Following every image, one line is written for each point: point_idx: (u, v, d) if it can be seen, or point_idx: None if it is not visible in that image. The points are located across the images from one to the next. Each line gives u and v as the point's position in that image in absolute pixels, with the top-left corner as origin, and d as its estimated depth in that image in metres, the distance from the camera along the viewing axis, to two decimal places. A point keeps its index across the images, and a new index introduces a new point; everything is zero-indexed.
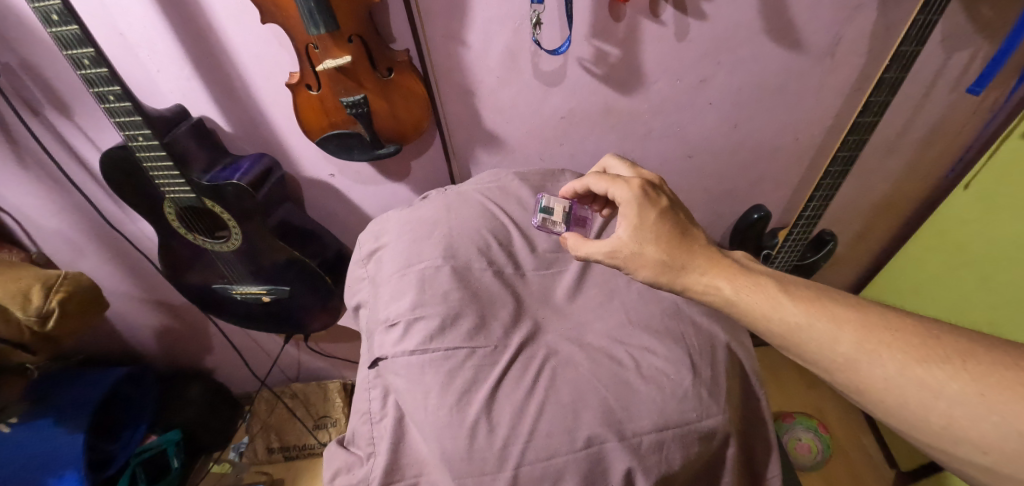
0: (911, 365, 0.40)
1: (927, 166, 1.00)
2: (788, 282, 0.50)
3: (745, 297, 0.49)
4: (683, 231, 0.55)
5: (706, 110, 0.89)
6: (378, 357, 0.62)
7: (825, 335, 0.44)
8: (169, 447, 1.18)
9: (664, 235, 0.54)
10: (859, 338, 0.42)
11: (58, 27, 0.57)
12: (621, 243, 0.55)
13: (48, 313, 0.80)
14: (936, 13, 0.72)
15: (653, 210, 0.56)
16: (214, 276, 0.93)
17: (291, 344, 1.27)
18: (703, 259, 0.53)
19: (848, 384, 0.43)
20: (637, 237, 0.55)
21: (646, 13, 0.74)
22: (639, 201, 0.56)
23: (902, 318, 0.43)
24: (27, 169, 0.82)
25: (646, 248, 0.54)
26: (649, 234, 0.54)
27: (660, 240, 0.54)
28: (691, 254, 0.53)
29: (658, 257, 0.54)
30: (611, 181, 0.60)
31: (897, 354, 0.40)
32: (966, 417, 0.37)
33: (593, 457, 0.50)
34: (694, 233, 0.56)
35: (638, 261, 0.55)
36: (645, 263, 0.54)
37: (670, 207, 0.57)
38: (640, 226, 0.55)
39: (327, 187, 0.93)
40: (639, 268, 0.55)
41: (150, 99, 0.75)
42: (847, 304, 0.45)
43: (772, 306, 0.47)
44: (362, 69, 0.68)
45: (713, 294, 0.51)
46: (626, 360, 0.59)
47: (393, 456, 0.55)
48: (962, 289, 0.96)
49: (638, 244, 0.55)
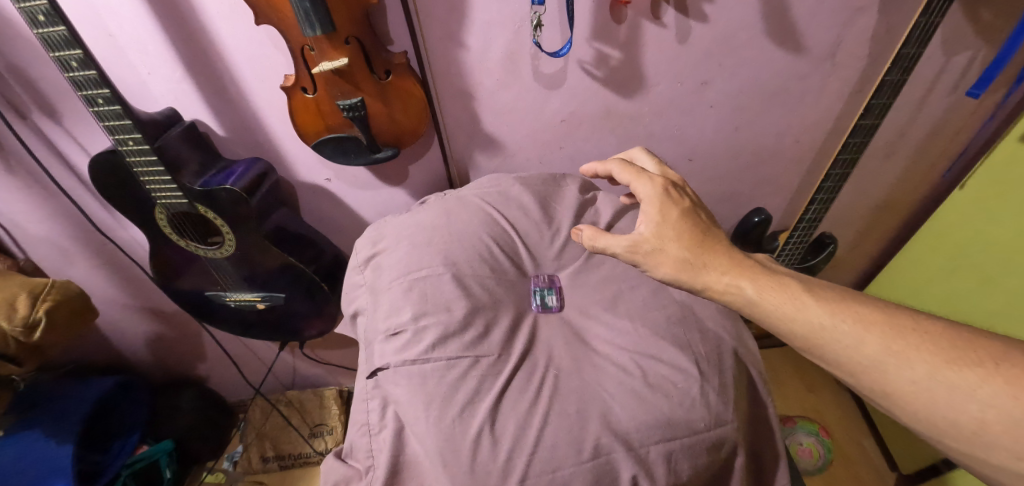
0: (942, 367, 0.39)
1: (927, 168, 1.00)
2: (811, 282, 0.48)
3: (769, 296, 0.47)
4: (704, 230, 0.53)
5: (707, 113, 0.88)
6: (377, 367, 0.60)
7: (851, 337, 0.42)
8: (161, 458, 1.15)
9: (685, 233, 0.53)
10: (886, 340, 0.41)
11: (45, 28, 0.55)
12: (641, 240, 0.53)
13: (34, 323, 0.78)
14: (939, 15, 0.71)
15: (677, 209, 0.54)
16: (207, 283, 0.91)
17: (287, 351, 1.25)
18: (725, 258, 0.51)
19: (873, 388, 0.42)
20: (659, 234, 0.53)
21: (646, 15, 0.73)
22: (661, 199, 0.55)
23: (929, 320, 0.42)
24: (14, 174, 0.79)
25: (668, 245, 0.52)
26: (671, 231, 0.53)
27: (681, 238, 0.52)
28: (712, 253, 0.51)
29: (679, 255, 0.52)
30: (635, 174, 0.58)
31: (926, 357, 0.40)
32: (1001, 421, 0.36)
33: (600, 469, 0.49)
34: (716, 233, 0.54)
35: (657, 258, 0.53)
36: (666, 261, 0.52)
37: (692, 207, 0.55)
38: (661, 223, 0.53)
39: (323, 192, 0.92)
40: (657, 266, 0.53)
41: (140, 103, 0.73)
42: (873, 305, 0.44)
43: (796, 307, 0.45)
44: (358, 70, 0.66)
45: (734, 294, 0.49)
46: (632, 367, 0.57)
47: (393, 470, 0.53)
48: (961, 291, 0.96)
49: (659, 241, 0.53)
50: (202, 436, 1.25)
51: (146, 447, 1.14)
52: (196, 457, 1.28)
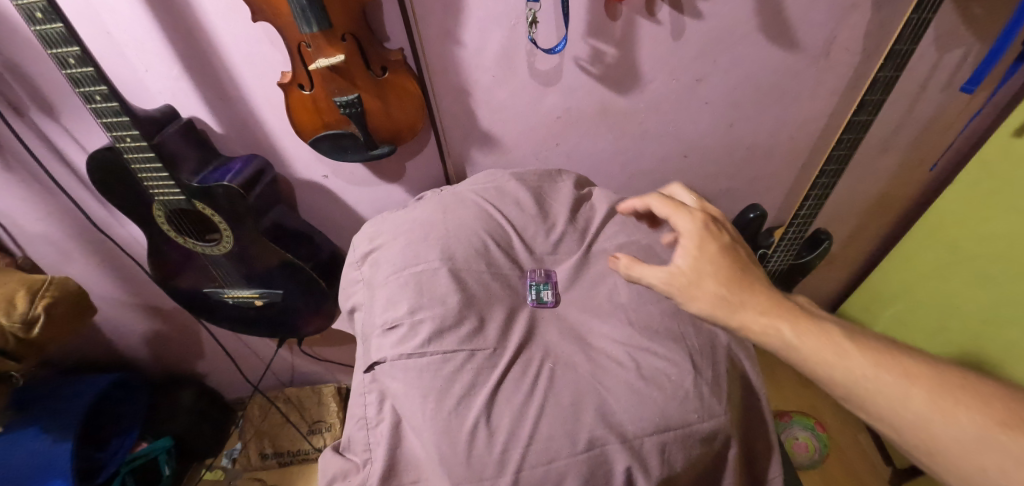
0: (989, 428, 0.40)
1: (920, 165, 1.01)
2: (853, 330, 0.48)
3: (811, 341, 0.47)
4: (743, 268, 0.52)
5: (702, 109, 0.89)
6: (374, 361, 0.61)
7: (897, 392, 0.43)
8: (160, 455, 1.15)
9: (723, 270, 0.52)
10: (931, 397, 0.42)
11: (42, 25, 0.56)
12: (677, 272, 0.53)
13: (33, 320, 0.78)
14: (931, 12, 0.71)
15: (716, 246, 0.53)
16: (205, 280, 0.91)
17: (285, 348, 1.25)
18: (764, 298, 0.50)
19: (916, 443, 0.42)
20: (696, 268, 0.52)
21: (642, 12, 0.74)
22: (700, 234, 0.54)
23: (974, 380, 0.43)
24: (11, 172, 0.80)
25: (705, 280, 0.52)
26: (708, 267, 0.52)
27: (720, 274, 0.51)
28: (750, 291, 0.51)
29: (717, 291, 0.51)
30: (675, 207, 0.58)
31: (972, 416, 0.41)
32: None
33: (595, 459, 0.50)
34: (754, 272, 0.53)
35: (693, 292, 0.52)
36: (702, 296, 0.51)
37: (732, 244, 0.55)
38: (700, 258, 0.52)
39: (320, 189, 0.92)
40: (691, 300, 0.52)
41: (138, 100, 0.74)
42: (916, 359, 0.45)
43: (838, 355, 0.45)
44: (356, 67, 0.66)
45: (773, 336, 0.48)
46: (626, 361, 0.57)
47: (390, 462, 0.54)
48: (954, 288, 0.97)
49: (697, 275, 0.52)
50: (201, 433, 1.26)
51: (145, 444, 1.14)
52: (195, 454, 1.29)
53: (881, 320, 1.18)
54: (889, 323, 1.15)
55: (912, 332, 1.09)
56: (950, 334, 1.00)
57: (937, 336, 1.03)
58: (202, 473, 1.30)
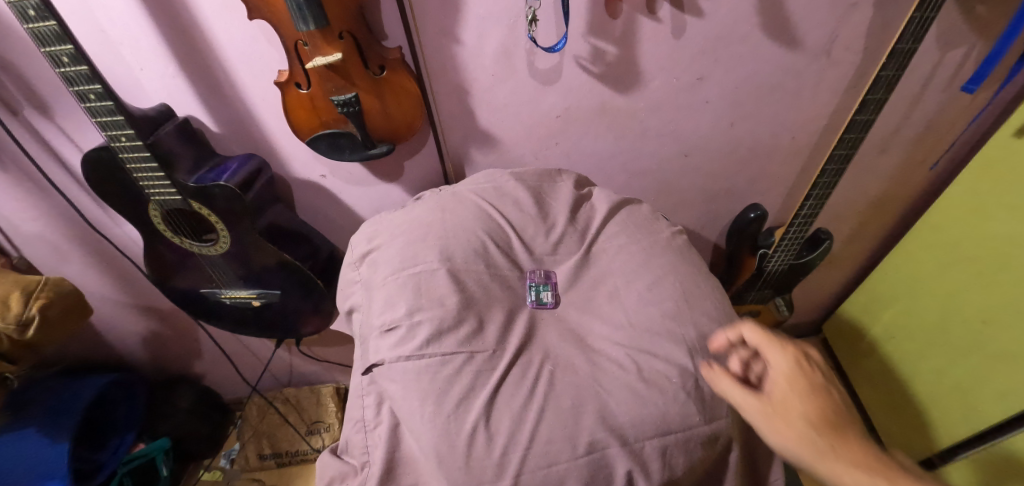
0: None
1: (921, 165, 1.01)
2: None
3: None
4: (840, 415, 0.44)
5: (703, 108, 0.88)
6: (372, 363, 0.60)
7: None
8: (158, 455, 1.15)
9: (814, 411, 0.44)
10: None
11: (35, 23, 0.55)
12: (762, 404, 0.46)
13: (27, 321, 0.77)
14: (933, 11, 0.70)
15: (813, 388, 0.46)
16: (202, 280, 0.90)
17: (283, 348, 1.25)
18: (860, 450, 0.42)
19: None
20: (785, 405, 0.45)
21: (642, 10, 0.73)
22: (792, 371, 0.48)
23: None
24: (6, 171, 0.79)
25: (794, 420, 0.44)
26: (798, 405, 0.45)
27: (812, 419, 0.44)
28: (845, 440, 0.42)
29: (805, 434, 0.43)
30: (766, 337, 0.51)
31: None
32: None
33: (596, 463, 0.49)
34: (852, 421, 0.45)
35: (778, 429, 0.44)
36: (789, 436, 0.44)
37: (830, 387, 0.47)
38: (790, 395, 0.46)
39: (318, 188, 0.91)
40: (773, 432, 0.45)
41: (133, 99, 0.73)
42: None
43: None
44: (353, 66, 0.65)
45: None
46: (626, 363, 0.57)
47: (388, 465, 0.53)
48: (956, 288, 0.97)
49: (785, 413, 0.45)
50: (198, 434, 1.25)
51: (143, 444, 1.15)
52: (193, 455, 1.29)
53: (881, 320, 1.18)
54: (888, 323, 1.15)
55: (911, 332, 1.09)
56: (950, 334, 1.00)
57: (936, 336, 1.03)
58: (200, 473, 1.30)
